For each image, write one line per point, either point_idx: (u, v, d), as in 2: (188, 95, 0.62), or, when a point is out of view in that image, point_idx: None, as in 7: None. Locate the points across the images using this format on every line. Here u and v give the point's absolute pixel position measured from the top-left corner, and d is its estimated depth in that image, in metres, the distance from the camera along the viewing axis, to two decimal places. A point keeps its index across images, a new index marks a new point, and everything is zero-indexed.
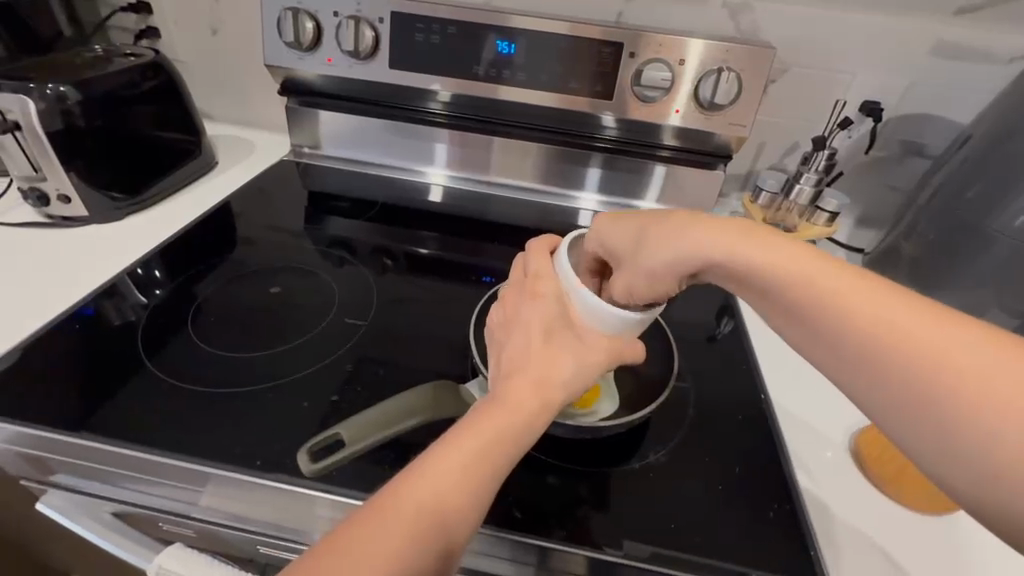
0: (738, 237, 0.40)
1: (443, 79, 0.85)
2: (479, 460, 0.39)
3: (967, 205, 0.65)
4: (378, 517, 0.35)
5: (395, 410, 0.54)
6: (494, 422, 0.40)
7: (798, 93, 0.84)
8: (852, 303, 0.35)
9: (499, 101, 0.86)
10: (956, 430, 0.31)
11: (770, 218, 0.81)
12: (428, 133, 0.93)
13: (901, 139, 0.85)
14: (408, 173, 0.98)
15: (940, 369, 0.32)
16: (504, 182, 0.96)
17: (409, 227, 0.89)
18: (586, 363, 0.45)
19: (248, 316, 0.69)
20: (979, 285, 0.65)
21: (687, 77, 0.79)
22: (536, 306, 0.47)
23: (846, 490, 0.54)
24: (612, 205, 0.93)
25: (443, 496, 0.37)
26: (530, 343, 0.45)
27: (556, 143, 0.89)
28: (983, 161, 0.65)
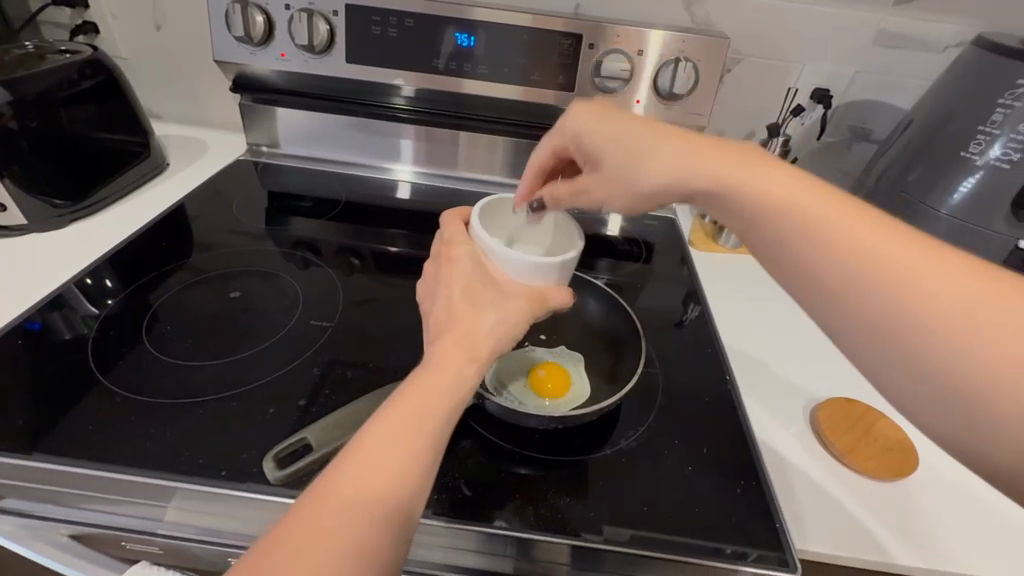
0: (733, 162, 0.42)
1: (404, 73, 0.83)
2: (414, 423, 0.38)
3: (911, 186, 0.68)
4: (320, 503, 0.35)
5: (364, 409, 0.55)
6: (429, 382, 0.40)
7: (751, 82, 0.86)
8: (832, 226, 0.38)
9: (464, 95, 0.85)
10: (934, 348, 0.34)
11: None
12: (392, 129, 0.91)
13: (850, 125, 0.88)
14: (371, 169, 0.97)
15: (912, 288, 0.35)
16: (470, 177, 0.95)
17: (380, 224, 0.87)
18: (510, 314, 0.46)
19: (208, 321, 0.66)
20: None
21: (647, 67, 0.79)
22: (450, 268, 0.49)
23: (808, 463, 0.56)
24: None
25: (377, 473, 0.36)
26: (452, 304, 0.46)
27: (527, 137, 0.89)
28: (924, 143, 0.68)
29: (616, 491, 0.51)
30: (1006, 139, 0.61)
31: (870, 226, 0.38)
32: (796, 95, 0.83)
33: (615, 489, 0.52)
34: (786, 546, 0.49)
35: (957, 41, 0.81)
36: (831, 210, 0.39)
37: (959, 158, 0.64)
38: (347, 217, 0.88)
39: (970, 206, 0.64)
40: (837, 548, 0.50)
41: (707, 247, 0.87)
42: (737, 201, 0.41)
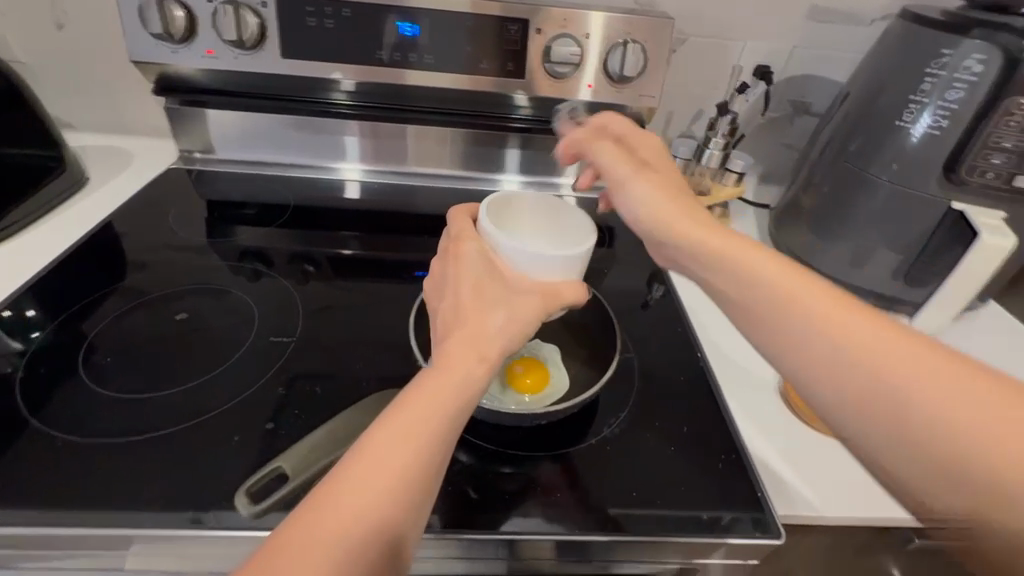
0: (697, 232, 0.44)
1: (341, 66, 0.79)
2: (418, 424, 0.36)
3: (852, 157, 0.66)
4: (322, 504, 0.33)
5: (343, 428, 0.52)
6: (436, 380, 0.38)
7: (697, 62, 0.87)
8: (779, 279, 0.39)
9: (406, 87, 0.81)
10: (883, 407, 0.34)
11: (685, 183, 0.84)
12: (335, 126, 0.87)
13: (791, 99, 0.91)
14: (316, 169, 0.92)
15: (858, 346, 0.36)
16: (422, 172, 0.93)
17: (330, 227, 0.83)
18: (520, 312, 0.44)
19: (154, 347, 0.61)
20: (865, 230, 0.66)
21: (595, 50, 0.79)
22: (457, 266, 0.47)
23: (779, 431, 0.59)
24: (537, 184, 0.93)
25: (379, 475, 0.34)
26: (461, 303, 0.44)
27: (472, 126, 0.87)
28: (862, 114, 0.66)
29: (603, 480, 0.51)
30: (936, 107, 0.59)
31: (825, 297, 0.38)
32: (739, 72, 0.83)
33: (601, 477, 0.52)
34: (765, 510, 0.51)
35: (882, 14, 0.85)
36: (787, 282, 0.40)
37: (895, 127, 0.62)
38: (293, 222, 0.83)
39: (910, 174, 0.62)
40: (811, 508, 0.53)
41: None
42: (701, 272, 0.44)
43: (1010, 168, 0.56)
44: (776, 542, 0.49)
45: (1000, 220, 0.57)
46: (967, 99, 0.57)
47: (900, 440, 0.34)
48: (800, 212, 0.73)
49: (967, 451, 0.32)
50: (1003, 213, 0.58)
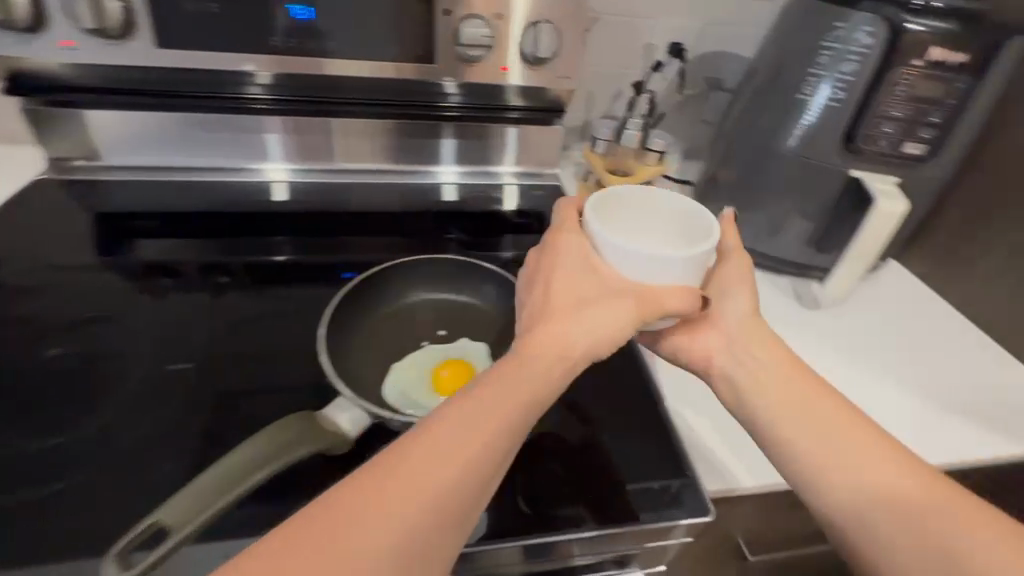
0: (763, 341, 0.49)
1: (253, 57, 0.71)
2: (489, 424, 0.38)
3: (761, 131, 0.66)
4: (377, 476, 0.35)
5: (240, 459, 0.39)
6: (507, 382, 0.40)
7: (612, 41, 0.86)
8: (825, 439, 0.44)
9: (327, 77, 0.76)
10: (901, 525, 0.40)
11: (609, 164, 0.83)
12: (251, 122, 0.79)
13: (705, 76, 0.92)
14: (233, 171, 0.83)
15: (881, 491, 0.41)
16: (351, 168, 0.87)
17: (257, 233, 0.75)
18: (618, 314, 0.43)
19: (25, 388, 0.52)
20: (780, 196, 0.67)
21: (508, 32, 0.74)
22: (557, 261, 0.46)
23: (706, 407, 0.60)
24: (476, 174, 0.90)
25: (441, 463, 0.36)
26: (553, 300, 0.44)
27: (395, 117, 0.82)
28: (767, 87, 0.65)
29: (533, 478, 0.49)
30: (834, 79, 0.58)
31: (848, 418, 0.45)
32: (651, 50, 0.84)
33: (532, 476, 0.49)
34: (696, 486, 0.50)
35: None
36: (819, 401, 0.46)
37: (795, 100, 0.61)
38: (211, 232, 0.75)
39: (817, 146, 0.62)
40: (739, 480, 0.54)
41: None
42: (747, 365, 0.49)
43: (899, 137, 0.58)
44: (706, 518, 0.48)
45: (891, 184, 0.60)
46: (861, 71, 0.56)
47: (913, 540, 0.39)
48: (716, 188, 0.73)
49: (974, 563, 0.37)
50: (894, 179, 0.61)
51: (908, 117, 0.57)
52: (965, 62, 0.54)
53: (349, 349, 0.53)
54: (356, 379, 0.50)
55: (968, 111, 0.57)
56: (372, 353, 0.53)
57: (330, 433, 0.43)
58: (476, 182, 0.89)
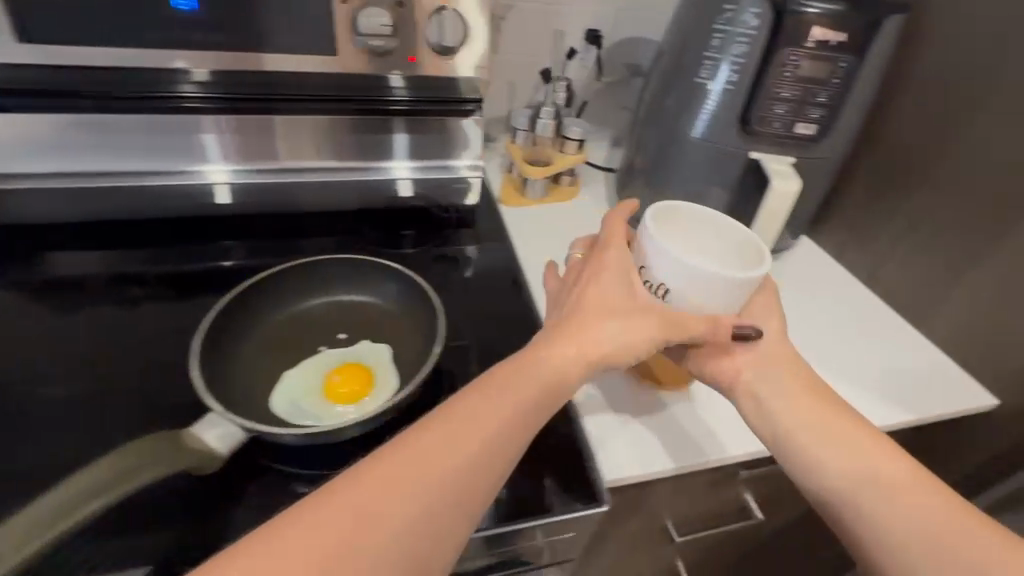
0: (786, 353, 0.51)
1: (178, 53, 0.63)
2: (503, 423, 0.39)
3: (667, 114, 0.66)
4: (387, 465, 0.35)
5: (86, 482, 0.37)
6: (520, 390, 0.41)
7: (527, 29, 0.84)
8: (831, 436, 0.46)
9: (266, 74, 0.67)
10: (900, 517, 0.42)
11: (527, 155, 0.81)
12: (177, 124, 0.68)
13: (624, 62, 0.91)
14: (157, 174, 0.70)
15: (880, 481, 0.43)
16: (294, 167, 0.75)
17: (189, 241, 0.71)
18: (637, 329, 0.44)
19: None
20: (689, 181, 0.67)
21: (412, 19, 0.68)
22: (595, 272, 0.47)
23: (619, 398, 0.58)
24: (433, 168, 0.80)
25: (450, 454, 0.37)
26: (584, 304, 0.45)
27: (349, 113, 0.72)
28: (674, 72, 0.65)
29: None
30: (728, 62, 0.58)
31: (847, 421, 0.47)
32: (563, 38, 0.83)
33: None
34: (593, 480, 0.49)
35: None
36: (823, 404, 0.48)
37: (695, 85, 0.62)
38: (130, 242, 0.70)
39: (722, 131, 0.62)
40: (643, 467, 0.52)
41: (512, 199, 0.83)
42: (763, 368, 0.51)
43: (792, 118, 0.59)
44: (600, 510, 0.48)
45: (789, 164, 0.61)
46: (750, 53, 0.56)
47: (913, 529, 0.41)
48: (636, 174, 0.74)
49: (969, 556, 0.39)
50: (791, 159, 0.61)
51: (798, 97, 0.57)
52: (844, 39, 0.54)
53: (230, 362, 0.49)
54: (233, 398, 0.46)
55: (854, 89, 0.58)
56: (256, 371, 0.49)
57: (194, 454, 0.41)
58: (432, 178, 0.79)
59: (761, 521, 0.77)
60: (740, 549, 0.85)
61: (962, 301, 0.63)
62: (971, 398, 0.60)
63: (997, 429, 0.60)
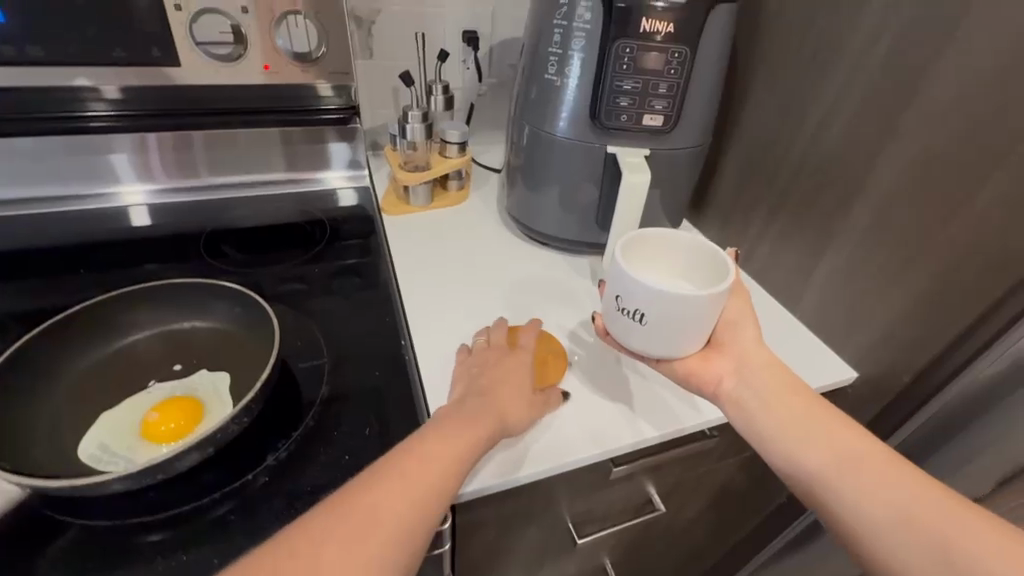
0: (759, 361, 0.50)
1: (87, 70, 0.64)
2: (431, 473, 0.40)
3: (529, 112, 0.65)
4: (326, 532, 0.36)
5: None
6: (437, 447, 0.42)
7: (399, 32, 0.81)
8: (810, 437, 0.46)
9: (178, 89, 0.69)
10: (884, 507, 0.42)
11: (403, 161, 0.79)
12: (89, 148, 0.71)
13: (509, 64, 0.90)
14: (79, 198, 0.74)
15: (859, 474, 0.43)
16: (224, 182, 0.79)
17: (84, 270, 0.64)
18: (519, 400, 0.49)
19: None
20: (556, 177, 0.66)
21: (260, 27, 0.67)
22: (494, 357, 0.53)
23: None
24: (361, 178, 0.85)
25: (382, 510, 0.37)
26: (479, 379, 0.50)
27: (276, 125, 0.76)
28: (529, 69, 0.64)
29: (251, 517, 0.43)
30: (574, 59, 0.59)
31: (826, 417, 0.47)
32: (427, 40, 0.80)
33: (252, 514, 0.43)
34: None
35: None
36: (803, 406, 0.48)
37: (546, 82, 0.61)
38: (19, 273, 0.64)
39: (577, 125, 0.62)
40: (495, 476, 0.49)
41: (398, 209, 0.79)
42: (736, 378, 0.51)
43: (638, 110, 0.59)
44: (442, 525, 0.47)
45: (642, 156, 0.62)
46: (589, 47, 0.57)
47: (889, 518, 0.41)
48: (513, 174, 0.72)
49: (950, 537, 0.39)
50: (646, 151, 0.62)
51: (640, 89, 0.58)
52: (672, 30, 0.56)
53: (91, 366, 0.53)
54: (95, 406, 0.49)
55: (692, 80, 0.59)
56: (117, 373, 0.53)
57: None
58: (360, 187, 0.84)
59: (669, 514, 0.77)
60: (659, 543, 0.83)
61: (823, 277, 0.64)
62: (832, 370, 0.62)
63: (864, 400, 0.62)
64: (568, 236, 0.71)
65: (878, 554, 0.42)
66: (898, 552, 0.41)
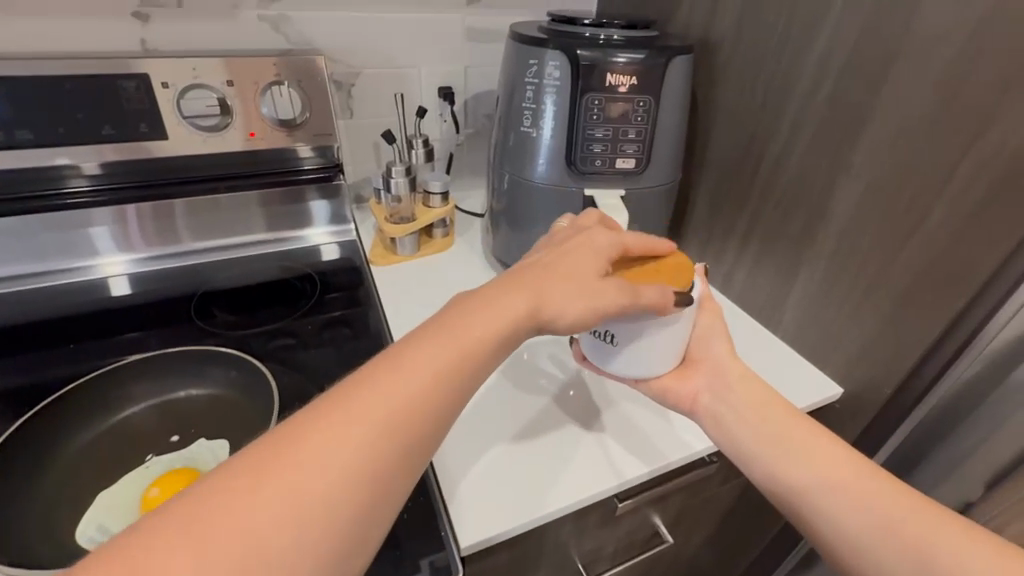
0: (732, 380, 0.52)
1: (68, 150, 0.66)
2: (428, 392, 0.36)
3: (507, 161, 0.68)
4: (300, 441, 0.32)
5: None
6: (437, 352, 0.38)
7: (377, 92, 0.85)
8: (789, 450, 0.48)
9: (161, 160, 0.71)
10: (861, 516, 0.43)
11: (389, 213, 0.81)
12: (68, 221, 0.70)
13: (484, 114, 0.95)
14: (56, 273, 0.72)
15: (836, 486, 0.45)
16: (207, 247, 0.79)
17: (71, 342, 0.63)
18: (593, 299, 0.43)
19: None
20: (538, 219, 0.69)
21: (245, 97, 0.71)
22: (579, 237, 0.47)
23: (479, 434, 0.55)
24: (345, 233, 0.85)
25: (368, 424, 0.34)
26: (545, 263, 0.45)
27: (261, 188, 0.78)
28: (504, 123, 0.68)
29: None
30: (545, 112, 0.63)
31: (804, 429, 0.49)
32: (405, 99, 0.84)
33: None
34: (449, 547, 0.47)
35: None
36: (782, 419, 0.50)
37: (522, 134, 0.65)
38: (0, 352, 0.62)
39: (554, 171, 0.65)
40: (515, 519, 0.48)
41: (385, 259, 0.81)
42: (713, 395, 0.52)
43: (611, 155, 0.63)
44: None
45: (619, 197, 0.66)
46: (561, 101, 0.61)
47: (866, 527, 0.43)
48: (496, 218, 0.75)
49: (923, 545, 0.41)
50: (621, 192, 0.66)
51: (611, 136, 0.62)
52: (634, 81, 0.60)
53: (81, 448, 0.52)
54: (90, 488, 0.48)
55: (658, 123, 0.64)
56: (107, 452, 0.52)
57: None
58: (345, 242, 0.84)
59: (677, 545, 0.76)
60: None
61: (800, 298, 0.67)
62: (818, 389, 0.64)
63: (850, 413, 0.64)
64: None
65: (856, 561, 0.43)
66: (875, 560, 0.42)
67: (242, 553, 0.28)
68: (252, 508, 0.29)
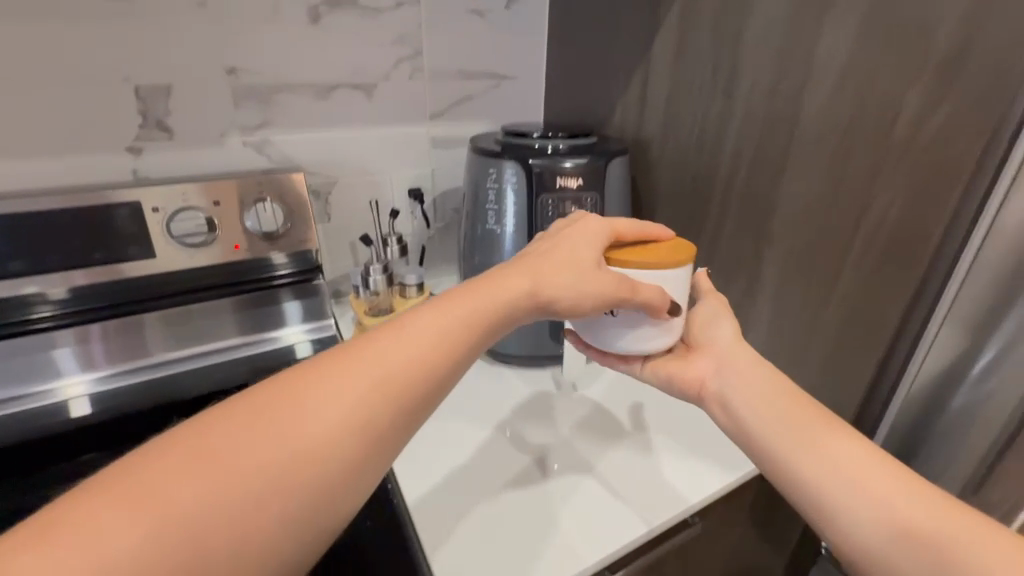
0: (741, 371, 0.55)
1: (37, 279, 0.69)
2: (428, 356, 0.42)
3: (476, 253, 0.76)
4: (297, 390, 0.38)
5: None
6: (436, 323, 0.44)
7: (353, 198, 0.93)
8: (827, 460, 0.47)
9: (134, 280, 0.75)
10: (918, 540, 0.41)
11: (369, 307, 0.85)
12: (32, 346, 0.71)
13: (452, 208, 1.04)
14: (16, 400, 0.71)
15: (880, 502, 0.44)
16: (177, 357, 0.80)
17: (26, 471, 0.61)
18: (590, 286, 0.48)
19: None
20: None
21: (231, 213, 0.77)
22: (574, 227, 0.52)
23: (451, 485, 0.60)
24: (319, 330, 0.87)
25: (364, 378, 0.40)
26: (541, 250, 0.51)
27: (233, 297, 0.82)
28: (470, 220, 0.76)
29: None
30: (506, 210, 0.71)
31: (841, 440, 0.48)
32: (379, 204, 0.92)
33: None
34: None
35: None
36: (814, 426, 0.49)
37: (487, 231, 0.73)
38: None
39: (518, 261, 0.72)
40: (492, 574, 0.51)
41: None
42: (733, 391, 0.54)
43: None
44: None
45: None
46: (519, 202, 0.70)
47: (923, 552, 0.41)
48: None
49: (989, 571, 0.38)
50: None
51: None
52: (581, 181, 0.69)
53: None
54: None
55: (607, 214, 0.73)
56: None
57: None
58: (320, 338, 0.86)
59: None
60: None
61: None
62: None
63: None
64: (524, 350, 0.80)
65: None
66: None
67: (242, 477, 0.34)
68: (250, 441, 0.35)
